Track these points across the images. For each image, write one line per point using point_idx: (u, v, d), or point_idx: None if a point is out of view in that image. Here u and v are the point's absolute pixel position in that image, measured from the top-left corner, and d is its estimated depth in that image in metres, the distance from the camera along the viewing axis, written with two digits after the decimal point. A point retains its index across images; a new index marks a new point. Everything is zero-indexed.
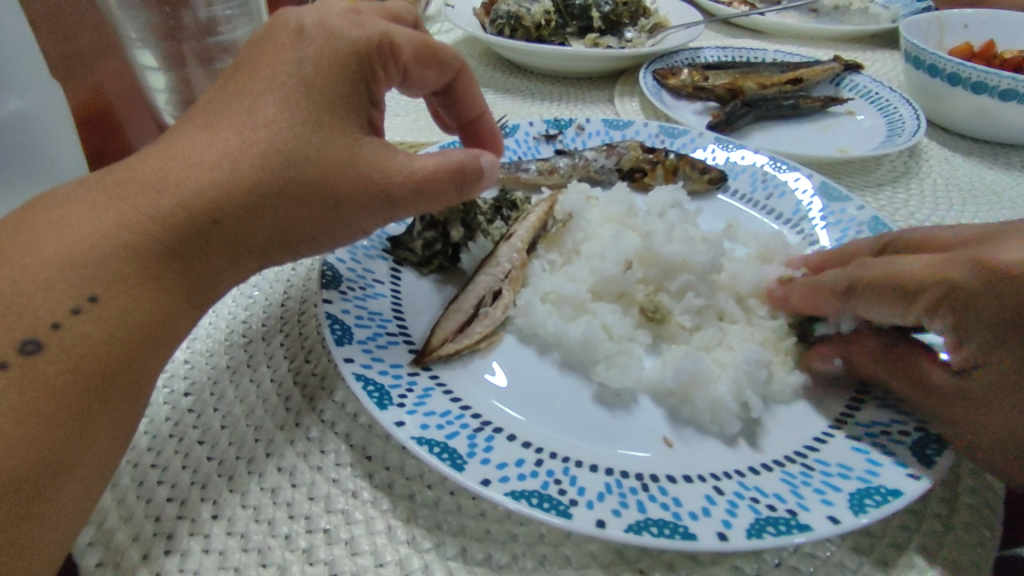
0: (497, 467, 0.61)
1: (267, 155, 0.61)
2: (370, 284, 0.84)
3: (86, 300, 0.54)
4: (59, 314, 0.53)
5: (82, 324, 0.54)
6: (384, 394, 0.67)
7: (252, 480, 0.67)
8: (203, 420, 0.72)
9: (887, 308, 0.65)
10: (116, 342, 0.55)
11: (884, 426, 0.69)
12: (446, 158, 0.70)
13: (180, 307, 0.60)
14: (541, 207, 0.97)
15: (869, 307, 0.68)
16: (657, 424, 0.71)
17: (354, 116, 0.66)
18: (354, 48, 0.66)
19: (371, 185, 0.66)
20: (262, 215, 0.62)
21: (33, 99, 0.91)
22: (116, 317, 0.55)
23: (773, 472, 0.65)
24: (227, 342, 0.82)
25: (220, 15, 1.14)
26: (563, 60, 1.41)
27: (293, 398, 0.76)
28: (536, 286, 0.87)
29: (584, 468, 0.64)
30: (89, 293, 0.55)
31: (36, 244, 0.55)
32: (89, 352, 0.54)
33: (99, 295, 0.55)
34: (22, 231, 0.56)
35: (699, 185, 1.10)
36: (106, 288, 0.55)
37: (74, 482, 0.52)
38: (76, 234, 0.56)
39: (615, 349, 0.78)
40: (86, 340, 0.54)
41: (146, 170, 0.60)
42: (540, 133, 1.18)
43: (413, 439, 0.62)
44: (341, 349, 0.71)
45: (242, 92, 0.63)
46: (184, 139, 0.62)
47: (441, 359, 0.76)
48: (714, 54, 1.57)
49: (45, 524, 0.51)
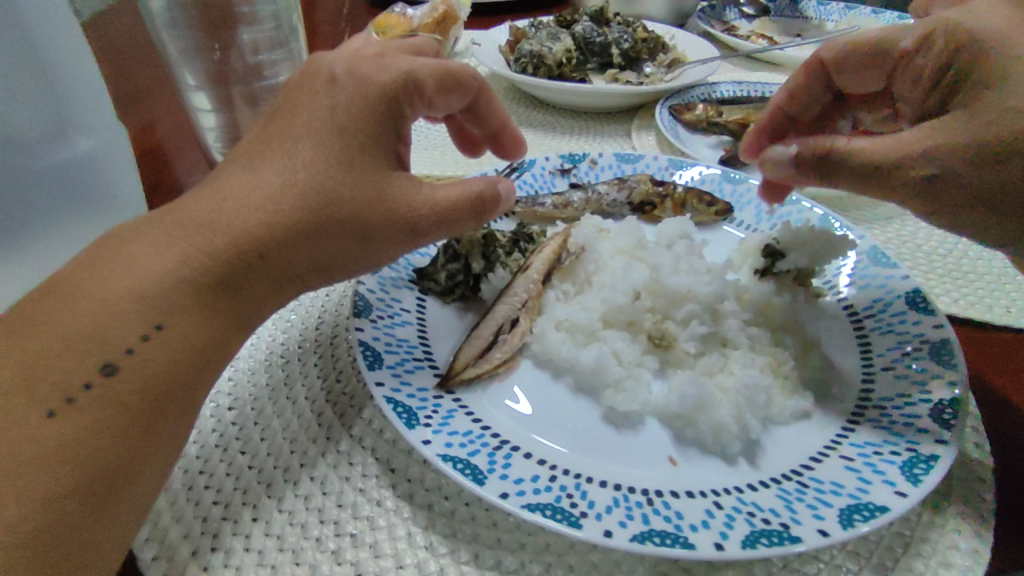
0: (514, 482, 0.67)
1: (306, 196, 0.68)
2: (398, 313, 0.91)
3: (153, 328, 0.62)
4: (131, 341, 0.62)
5: (151, 349, 0.62)
6: (412, 415, 0.73)
7: (289, 487, 0.74)
8: (245, 432, 0.80)
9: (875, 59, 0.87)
10: (179, 367, 0.63)
11: (876, 447, 0.73)
12: (467, 188, 0.76)
13: (226, 331, 0.68)
14: (556, 241, 1.03)
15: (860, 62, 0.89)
16: (663, 445, 0.76)
17: (382, 154, 0.72)
18: (382, 91, 0.73)
19: (398, 218, 0.72)
20: (302, 248, 0.69)
21: (102, 141, 1.01)
22: (178, 342, 0.64)
23: (770, 489, 0.69)
24: (267, 363, 0.89)
25: (265, 60, 1.25)
26: (583, 95, 1.48)
27: (325, 414, 0.83)
28: (551, 315, 0.94)
29: (594, 484, 0.69)
30: (156, 322, 0.63)
31: (112, 278, 0.63)
32: (155, 375, 0.62)
33: (164, 323, 0.63)
34: (99, 265, 0.64)
35: (706, 216, 1.16)
36: (168, 317, 0.63)
37: (141, 486, 0.60)
38: (143, 269, 0.64)
39: (623, 374, 0.83)
40: (153, 364, 0.62)
41: (199, 212, 0.68)
42: (555, 167, 1.24)
43: (438, 456, 0.68)
44: (372, 373, 0.78)
45: (282, 137, 0.71)
46: (232, 181, 0.70)
47: (463, 382, 0.82)
48: (730, 88, 1.63)
49: (116, 525, 0.58)
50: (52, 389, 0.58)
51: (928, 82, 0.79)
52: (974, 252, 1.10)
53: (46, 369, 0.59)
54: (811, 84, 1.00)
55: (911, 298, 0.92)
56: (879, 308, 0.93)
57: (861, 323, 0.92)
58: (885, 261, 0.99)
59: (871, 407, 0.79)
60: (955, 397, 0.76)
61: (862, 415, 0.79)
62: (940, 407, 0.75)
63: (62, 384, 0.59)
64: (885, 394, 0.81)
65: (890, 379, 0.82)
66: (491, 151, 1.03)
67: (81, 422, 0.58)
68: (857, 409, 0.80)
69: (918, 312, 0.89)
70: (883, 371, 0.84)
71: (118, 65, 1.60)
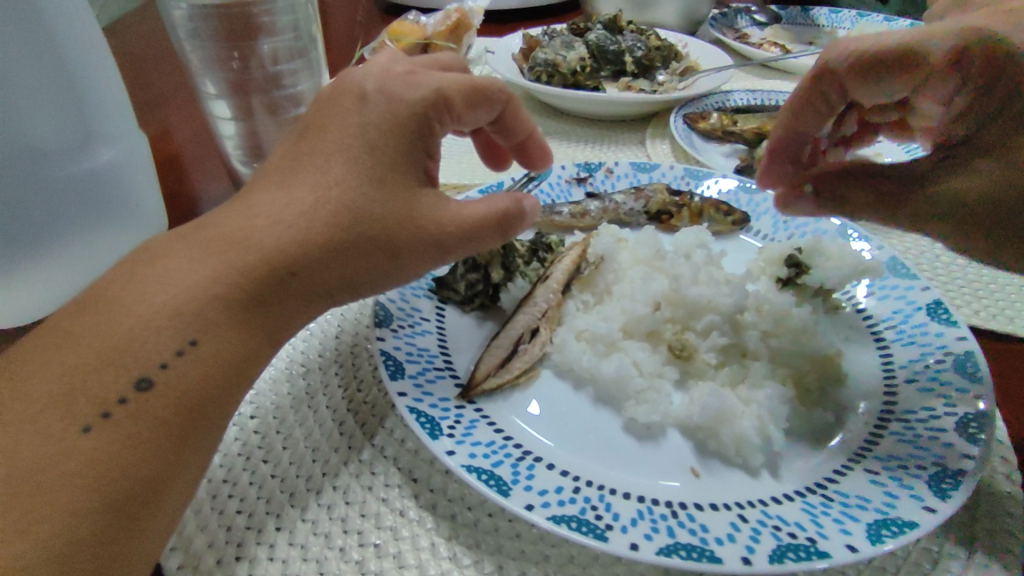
0: (539, 494, 0.67)
1: (338, 213, 0.69)
2: (418, 322, 0.91)
3: (187, 343, 0.63)
4: (166, 356, 0.62)
5: (185, 364, 0.62)
6: (435, 426, 0.73)
7: (312, 497, 0.75)
8: (267, 441, 0.80)
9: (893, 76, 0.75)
10: (212, 381, 0.64)
11: (902, 461, 0.72)
12: (494, 205, 0.78)
13: (258, 343, 0.68)
14: (575, 250, 1.03)
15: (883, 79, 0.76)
16: (685, 456, 0.76)
17: (412, 171, 0.73)
18: (412, 108, 0.74)
19: (426, 235, 0.73)
20: (334, 265, 0.69)
21: (126, 150, 1.04)
22: (211, 358, 0.64)
23: (795, 502, 0.69)
24: (288, 372, 0.90)
25: (285, 70, 1.24)
26: (598, 104, 1.49)
27: (346, 423, 0.84)
28: (571, 324, 0.94)
29: (617, 495, 0.69)
30: (190, 337, 0.63)
31: (149, 294, 0.64)
32: (189, 389, 0.62)
33: (198, 338, 0.63)
34: (133, 281, 0.64)
35: (723, 226, 1.16)
36: (202, 332, 0.63)
37: (173, 497, 0.60)
38: (177, 285, 0.64)
39: (644, 385, 0.83)
40: (188, 378, 0.62)
41: (230, 228, 0.68)
42: (571, 176, 1.24)
43: (463, 467, 0.68)
44: (395, 383, 0.78)
45: (314, 153, 0.71)
46: (264, 196, 0.70)
47: (485, 393, 0.82)
48: (743, 97, 1.63)
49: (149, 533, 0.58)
50: (90, 404, 0.59)
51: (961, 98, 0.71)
52: None
53: (85, 385, 0.60)
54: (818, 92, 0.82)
55: (931, 309, 0.92)
56: (900, 319, 0.93)
57: (881, 335, 0.92)
58: (905, 272, 0.99)
59: (893, 419, 0.79)
60: (980, 411, 0.76)
61: (885, 427, 0.78)
62: (965, 421, 0.75)
63: (98, 398, 0.59)
64: (908, 406, 0.80)
65: (914, 392, 0.82)
66: (518, 160, 1.03)
67: (116, 435, 0.58)
68: (880, 421, 0.79)
69: (940, 324, 0.89)
70: (906, 382, 0.84)
71: (136, 75, 1.62)
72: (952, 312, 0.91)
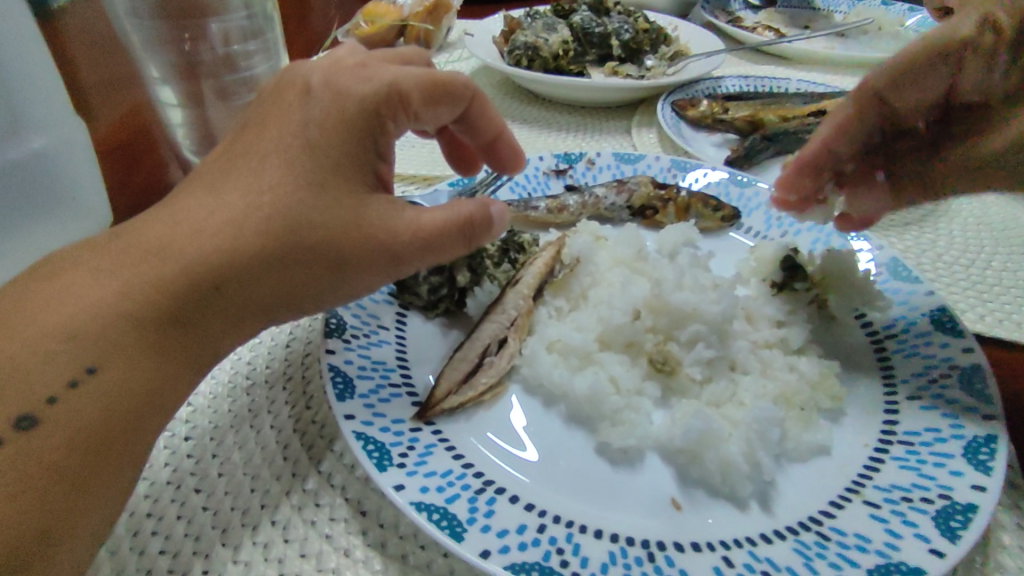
0: (498, 535, 0.59)
1: (271, 221, 0.60)
2: (375, 331, 0.83)
3: (83, 372, 0.54)
4: (57, 388, 0.53)
5: (78, 398, 0.53)
6: (384, 454, 0.65)
7: (246, 533, 0.66)
8: (202, 467, 0.72)
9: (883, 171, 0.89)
10: (116, 416, 0.55)
11: (906, 492, 0.65)
12: (456, 210, 0.68)
13: (178, 372, 0.59)
14: (548, 252, 0.95)
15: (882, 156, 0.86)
16: (665, 485, 0.68)
17: (359, 175, 0.64)
18: (361, 104, 0.64)
19: (377, 244, 0.64)
20: (265, 280, 0.61)
21: (60, 138, 0.93)
22: (114, 389, 0.55)
23: (787, 541, 0.61)
24: (230, 386, 0.82)
25: (238, 51, 1.15)
26: (582, 90, 1.39)
27: (291, 446, 0.75)
28: (542, 334, 0.85)
29: (588, 534, 0.61)
30: (88, 365, 0.54)
31: (40, 313, 0.55)
32: (86, 426, 0.53)
33: (97, 367, 0.54)
34: (29, 297, 0.55)
35: (710, 222, 1.08)
36: (101, 360, 0.54)
37: (68, 551, 0.52)
38: (75, 303, 0.55)
39: (621, 404, 0.75)
40: (84, 414, 0.53)
41: (149, 238, 0.58)
42: (549, 168, 1.17)
43: (412, 505, 0.60)
44: (342, 405, 0.69)
45: (250, 152, 0.62)
46: (189, 202, 0.61)
47: (445, 413, 0.74)
48: (736, 83, 1.55)
49: None
50: None
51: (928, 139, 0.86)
52: (1000, 262, 1.01)
53: None
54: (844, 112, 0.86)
55: (936, 317, 0.84)
56: (902, 328, 0.85)
57: (882, 345, 0.84)
58: (907, 275, 0.92)
59: (896, 442, 0.72)
60: (992, 434, 0.68)
61: (886, 451, 0.71)
62: (975, 446, 0.67)
63: None
64: (913, 427, 0.73)
65: (917, 410, 0.75)
66: (486, 162, 0.93)
67: None
68: (880, 444, 0.72)
69: (947, 333, 0.81)
70: (908, 400, 0.76)
71: (87, 59, 1.51)
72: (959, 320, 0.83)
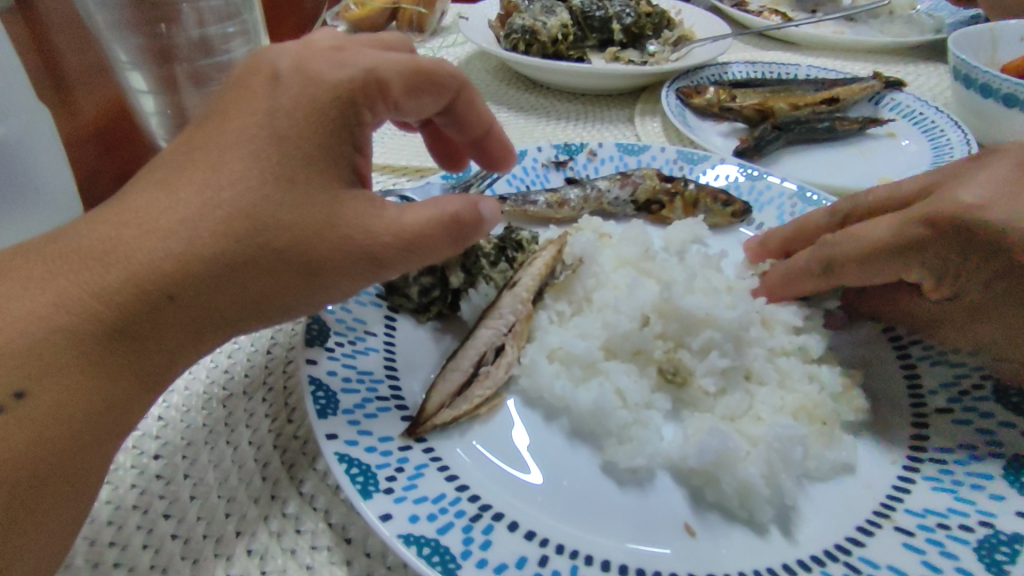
0: (496, 572, 0.53)
1: (232, 220, 0.53)
2: (361, 338, 0.76)
3: (12, 397, 0.47)
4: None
5: (5, 425, 0.46)
6: (370, 479, 0.59)
7: (219, 564, 0.60)
8: (171, 488, 0.65)
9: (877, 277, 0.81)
10: (53, 445, 0.49)
11: (941, 517, 0.59)
12: (440, 208, 0.62)
13: (130, 393, 0.53)
14: (549, 250, 0.87)
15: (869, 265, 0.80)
16: (677, 508, 0.63)
17: (335, 168, 0.58)
18: (335, 92, 0.58)
19: (353, 247, 0.57)
20: (227, 287, 0.54)
21: (21, 126, 0.85)
22: (48, 414, 0.48)
23: (813, 574, 0.56)
24: (205, 397, 0.75)
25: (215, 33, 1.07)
26: (582, 77, 1.32)
27: (270, 464, 0.68)
28: (542, 341, 0.79)
29: (594, 567, 0.56)
30: (17, 389, 0.47)
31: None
32: (14, 457, 0.47)
33: (27, 390, 0.48)
34: None
35: (721, 218, 1.01)
36: (34, 381, 0.48)
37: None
38: (4, 318, 0.48)
39: (629, 419, 0.70)
40: (11, 445, 0.47)
41: (91, 240, 0.52)
42: (549, 159, 1.09)
43: (400, 538, 0.54)
44: (323, 423, 0.63)
45: (207, 146, 0.56)
46: (138, 200, 0.53)
47: (437, 428, 0.68)
48: (743, 69, 1.48)
49: None
50: None
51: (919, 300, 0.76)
52: None
53: None
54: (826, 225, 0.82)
55: None
56: None
57: (906, 348, 0.78)
58: None
59: (926, 459, 0.66)
60: None
61: (917, 469, 0.65)
62: (1017, 468, 0.62)
63: None
64: (943, 443, 0.67)
65: (947, 425, 0.69)
66: (474, 159, 0.87)
67: None
68: (910, 462, 0.66)
69: None
70: (937, 413, 0.71)
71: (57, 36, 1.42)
72: None
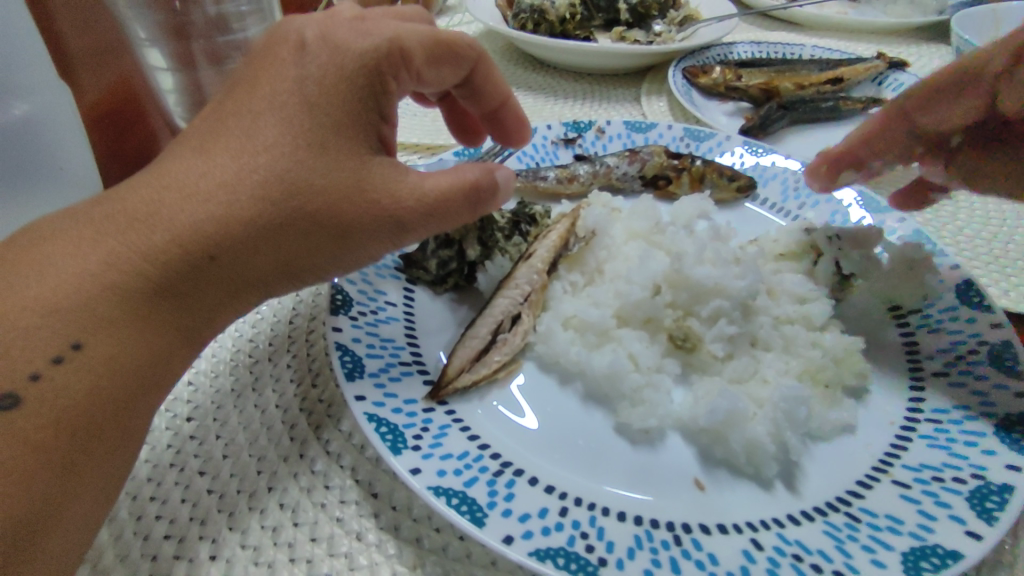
0: (520, 520, 0.56)
1: (267, 184, 0.56)
2: (383, 307, 0.79)
3: (69, 347, 0.50)
4: (40, 364, 0.49)
5: (64, 373, 0.49)
6: (398, 436, 0.62)
7: (253, 517, 0.62)
8: (205, 448, 0.67)
9: (948, 103, 0.75)
10: (104, 390, 0.51)
11: (936, 472, 0.63)
12: (458, 176, 0.64)
13: (172, 348, 0.56)
14: (563, 224, 0.91)
15: (934, 106, 0.76)
16: (687, 464, 0.66)
17: (362, 135, 0.59)
18: (361, 60, 0.59)
19: (378, 210, 0.60)
20: (260, 248, 0.56)
21: (43, 105, 0.86)
22: (101, 364, 0.51)
23: (816, 523, 0.59)
24: (233, 364, 0.77)
25: (231, 11, 1.08)
26: (589, 56, 1.34)
27: (298, 426, 0.71)
28: (557, 309, 0.83)
29: (611, 517, 0.59)
30: (73, 339, 0.50)
31: (17, 285, 0.51)
32: (73, 402, 0.50)
33: (83, 341, 0.51)
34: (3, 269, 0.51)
35: (726, 193, 1.04)
36: (89, 332, 0.51)
37: (58, 530, 0.48)
38: (55, 275, 0.51)
39: (642, 381, 0.73)
40: (68, 392, 0.49)
41: (133, 202, 0.55)
42: (558, 137, 1.12)
43: (429, 489, 0.57)
44: (351, 385, 0.66)
45: (239, 112, 0.58)
46: (177, 165, 0.56)
47: (458, 391, 0.71)
48: (748, 49, 1.50)
49: None
50: None
51: (946, 158, 0.81)
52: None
53: None
54: (894, 126, 0.81)
55: (962, 290, 0.81)
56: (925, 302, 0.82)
57: (905, 320, 0.82)
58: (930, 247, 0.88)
59: (922, 420, 0.70)
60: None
61: (914, 429, 0.69)
62: (1007, 424, 0.66)
63: None
64: (939, 405, 0.71)
65: (943, 387, 0.73)
66: (489, 132, 0.90)
67: None
68: (907, 422, 0.70)
69: (973, 309, 0.79)
70: (933, 377, 0.74)
71: None
72: (985, 293, 0.80)
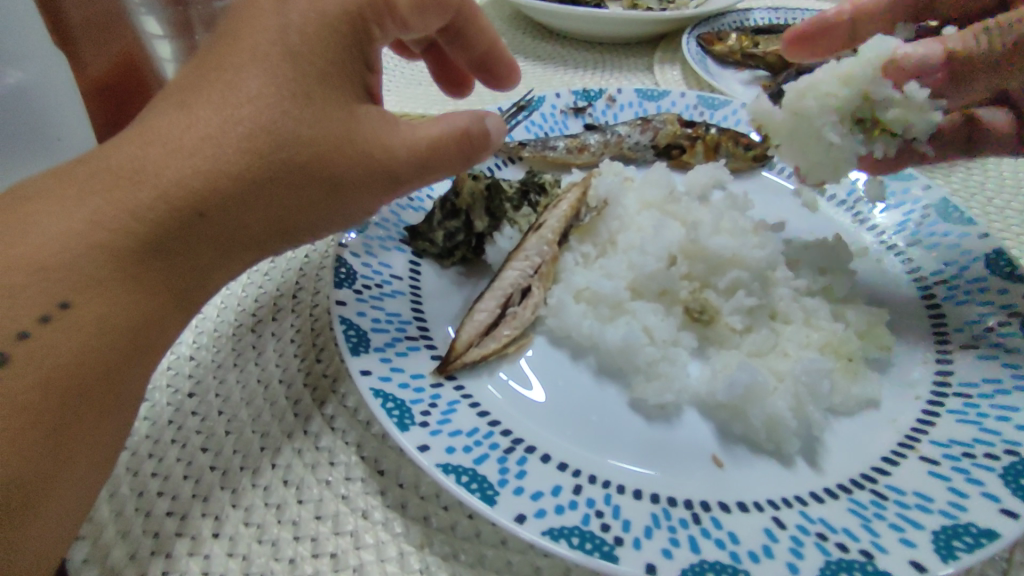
0: (532, 498, 0.54)
1: (254, 135, 0.53)
2: (388, 281, 0.76)
3: (57, 307, 0.48)
4: (27, 323, 0.47)
5: (52, 334, 0.47)
6: (405, 412, 0.60)
7: (257, 493, 0.60)
8: (207, 424, 0.65)
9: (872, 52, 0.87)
10: (95, 354, 0.49)
11: (967, 448, 0.60)
12: (451, 123, 0.60)
13: (167, 312, 0.54)
14: (573, 193, 0.88)
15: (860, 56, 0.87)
16: (705, 440, 0.64)
17: (348, 85, 0.57)
18: (343, 7, 0.58)
19: (372, 162, 0.57)
20: (253, 204, 0.54)
21: (37, 72, 0.83)
22: (90, 325, 0.49)
23: (840, 501, 0.57)
24: (234, 336, 0.75)
25: None
26: (598, 24, 1.29)
27: (302, 402, 0.69)
28: (568, 282, 0.80)
29: (626, 495, 0.57)
30: (62, 299, 0.48)
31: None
32: (60, 365, 0.47)
33: (71, 301, 0.48)
34: None
35: (742, 162, 1.00)
36: (77, 293, 0.48)
37: (53, 494, 0.47)
38: (39, 237, 0.49)
39: (657, 355, 0.70)
40: (57, 353, 0.47)
41: (119, 160, 0.52)
42: (567, 106, 1.08)
43: (438, 466, 0.55)
44: (356, 359, 0.64)
45: (220, 65, 0.54)
46: (159, 120, 0.53)
47: (467, 367, 0.69)
48: (764, 16, 1.45)
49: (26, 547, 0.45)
50: None
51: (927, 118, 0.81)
52: None
53: None
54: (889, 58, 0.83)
55: (992, 260, 0.78)
56: (953, 272, 0.79)
57: (931, 292, 0.78)
58: (958, 217, 0.85)
59: (951, 395, 0.67)
60: None
61: (942, 404, 0.66)
62: None
63: None
64: (969, 379, 0.68)
65: (974, 360, 0.70)
66: (482, 81, 0.87)
67: None
68: (934, 397, 0.67)
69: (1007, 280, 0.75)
70: (962, 350, 0.71)
71: None
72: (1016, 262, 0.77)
